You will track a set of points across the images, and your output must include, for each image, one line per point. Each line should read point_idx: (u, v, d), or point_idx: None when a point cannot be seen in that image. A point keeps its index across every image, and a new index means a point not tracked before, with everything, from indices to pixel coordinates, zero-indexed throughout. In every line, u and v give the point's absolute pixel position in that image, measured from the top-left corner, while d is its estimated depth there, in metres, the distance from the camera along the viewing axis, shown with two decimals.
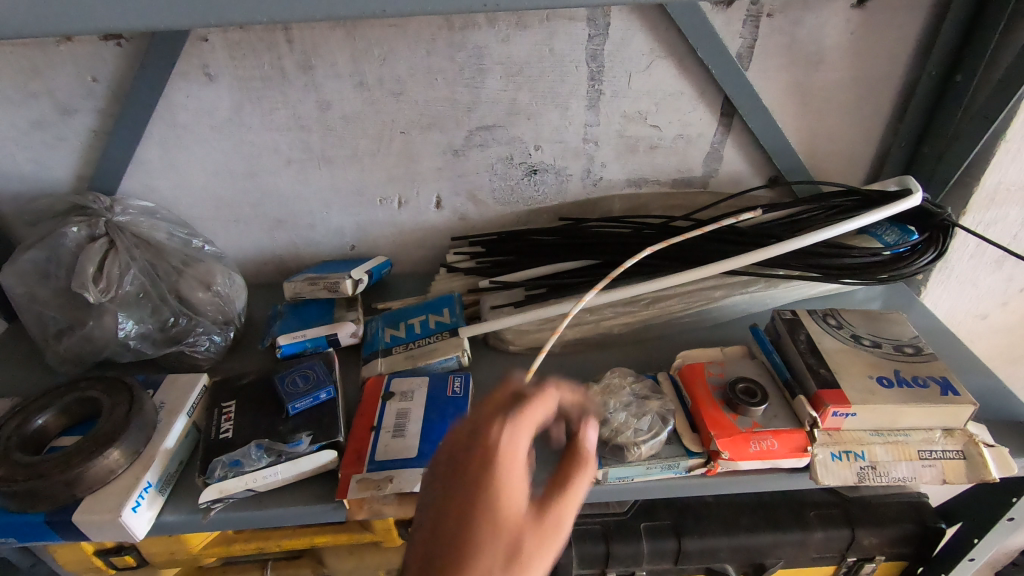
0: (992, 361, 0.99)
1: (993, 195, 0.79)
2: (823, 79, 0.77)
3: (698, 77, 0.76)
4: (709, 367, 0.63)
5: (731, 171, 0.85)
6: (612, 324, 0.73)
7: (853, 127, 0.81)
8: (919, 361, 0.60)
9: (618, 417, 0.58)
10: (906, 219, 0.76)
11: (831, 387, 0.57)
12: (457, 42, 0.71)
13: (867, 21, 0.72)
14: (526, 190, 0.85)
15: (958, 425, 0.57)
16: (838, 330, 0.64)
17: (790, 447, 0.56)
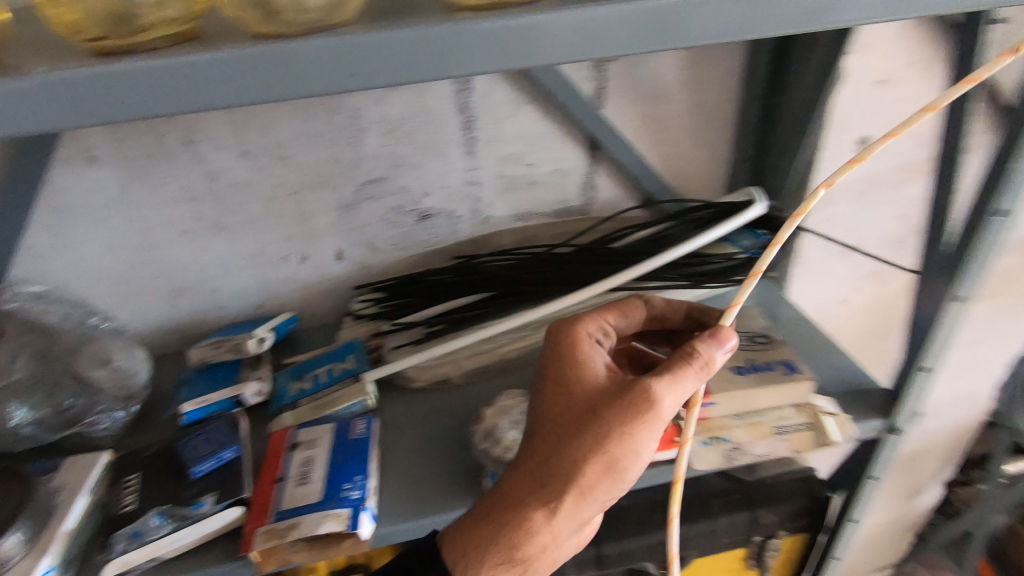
0: (864, 341, 1.10)
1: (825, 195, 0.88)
2: (669, 111, 0.86)
3: (560, 118, 0.84)
4: None
5: (606, 197, 0.93)
6: (507, 350, 0.78)
7: (705, 149, 0.91)
8: (768, 348, 0.68)
9: (509, 436, 0.63)
10: (756, 225, 0.85)
11: None
12: (334, 106, 0.77)
13: (696, 58, 0.82)
14: (420, 234, 0.90)
15: (804, 401, 0.64)
16: None
17: (661, 440, 0.62)
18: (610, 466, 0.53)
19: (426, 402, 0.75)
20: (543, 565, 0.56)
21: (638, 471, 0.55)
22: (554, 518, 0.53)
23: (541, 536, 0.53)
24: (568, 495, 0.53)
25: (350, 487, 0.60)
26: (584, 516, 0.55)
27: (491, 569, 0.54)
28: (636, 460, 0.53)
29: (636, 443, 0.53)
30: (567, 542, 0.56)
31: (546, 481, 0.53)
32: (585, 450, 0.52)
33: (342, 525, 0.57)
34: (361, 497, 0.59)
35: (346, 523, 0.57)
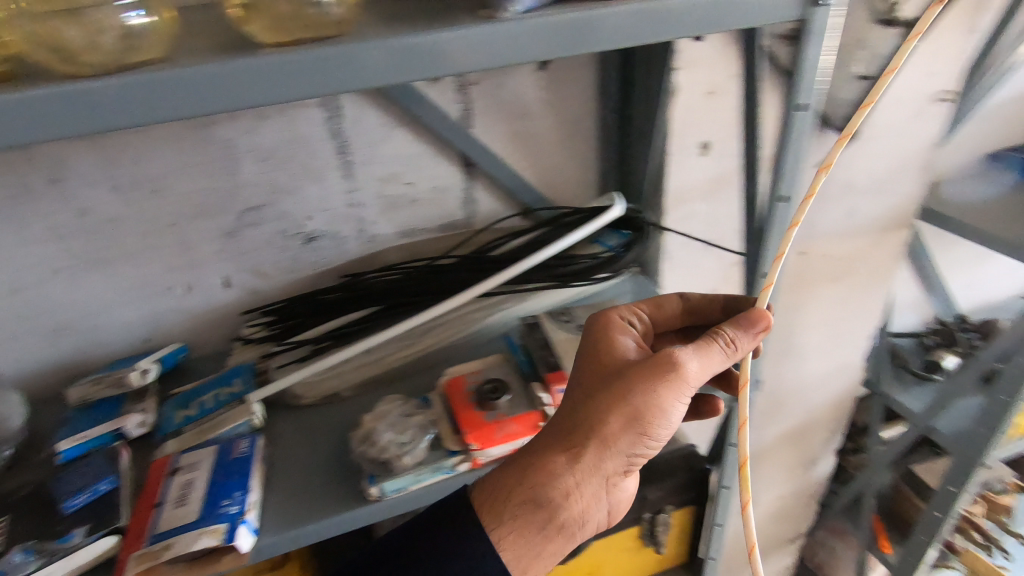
0: None
1: (680, 195, 0.97)
2: (534, 127, 0.94)
3: (432, 139, 0.90)
4: (467, 377, 0.74)
5: (487, 210, 0.99)
6: (392, 360, 0.81)
7: (573, 160, 0.99)
8: None
9: (384, 437, 0.66)
10: (619, 225, 0.93)
11: (556, 369, 0.71)
12: (204, 138, 0.79)
13: (552, 78, 0.90)
14: (308, 257, 0.93)
15: None
16: (566, 324, 0.78)
17: (528, 426, 0.67)
18: (635, 421, 0.59)
19: (315, 417, 0.77)
20: (565, 525, 0.59)
21: (664, 434, 0.60)
22: (576, 466, 0.59)
23: (564, 484, 0.58)
24: (593, 445, 0.59)
25: (229, 502, 0.61)
26: (607, 475, 0.60)
27: (514, 514, 0.58)
28: (659, 418, 0.59)
29: (657, 399, 0.59)
30: (590, 504, 0.60)
31: (574, 430, 0.60)
32: (608, 406, 0.60)
33: (218, 539, 0.58)
34: (239, 511, 0.61)
35: (221, 537, 0.58)
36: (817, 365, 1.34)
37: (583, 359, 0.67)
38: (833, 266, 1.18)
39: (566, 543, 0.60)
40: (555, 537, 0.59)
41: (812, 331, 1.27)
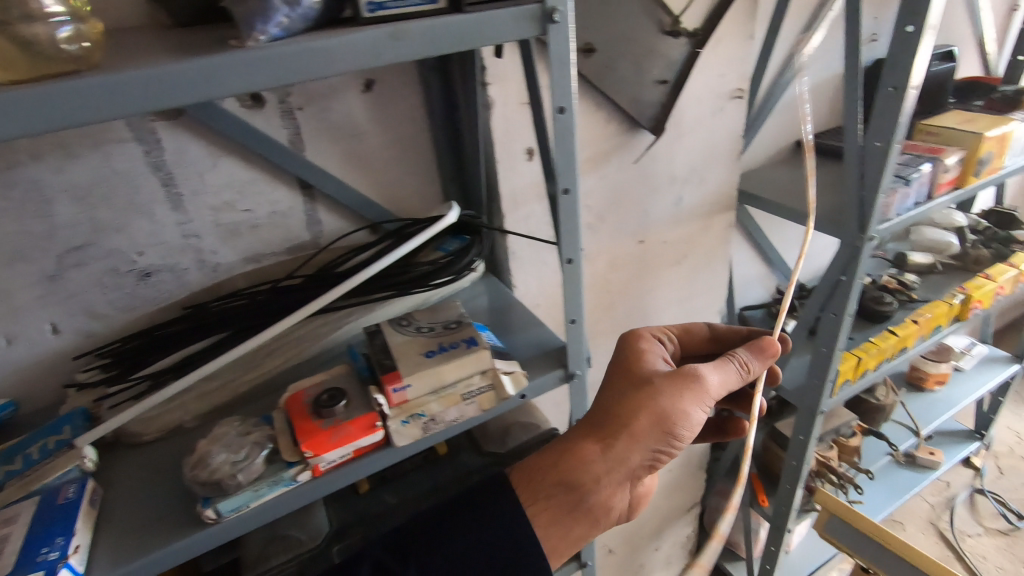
0: (600, 315, 1.29)
1: (515, 199, 1.05)
2: (368, 146, 0.98)
3: (265, 165, 0.92)
4: (307, 390, 0.76)
5: (334, 229, 1.02)
6: (237, 384, 0.82)
7: (413, 174, 1.04)
8: (456, 330, 0.81)
9: (217, 459, 0.67)
10: (459, 231, 0.98)
11: (391, 371, 0.74)
12: (7, 181, 0.76)
13: (377, 99, 0.95)
14: (146, 292, 0.91)
15: (487, 367, 0.76)
16: (404, 327, 0.82)
17: (363, 428, 0.70)
18: (661, 423, 0.76)
19: (158, 452, 0.77)
20: (592, 507, 0.75)
21: (682, 437, 0.77)
22: (604, 456, 0.75)
23: (596, 469, 0.75)
24: (622, 440, 0.75)
25: (48, 550, 0.60)
26: (631, 469, 0.76)
27: (548, 493, 0.75)
28: (680, 422, 0.76)
29: (679, 405, 0.76)
30: (614, 492, 0.76)
31: (608, 426, 0.77)
32: (639, 409, 0.76)
33: None
34: (59, 556, 0.59)
35: None
36: None
37: (614, 373, 0.84)
38: (672, 250, 1.30)
39: (592, 524, 0.76)
40: (582, 517, 0.75)
41: (665, 311, 1.39)
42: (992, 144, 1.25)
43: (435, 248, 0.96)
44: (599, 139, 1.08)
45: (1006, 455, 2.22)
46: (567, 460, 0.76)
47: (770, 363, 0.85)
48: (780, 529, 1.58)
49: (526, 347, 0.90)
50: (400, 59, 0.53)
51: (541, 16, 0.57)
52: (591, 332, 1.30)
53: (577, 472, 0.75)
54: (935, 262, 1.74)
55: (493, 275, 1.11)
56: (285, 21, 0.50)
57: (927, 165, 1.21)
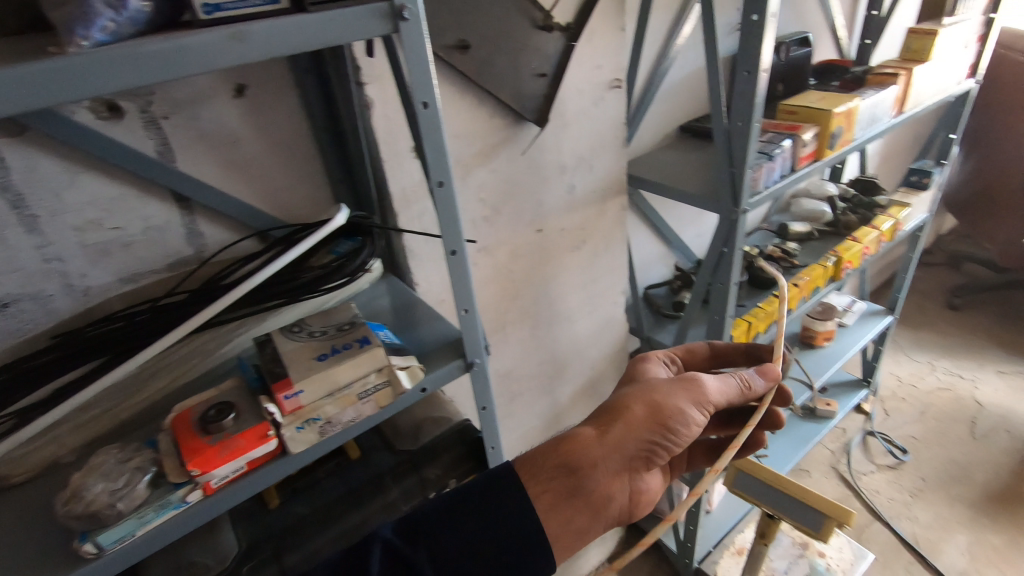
0: (508, 305, 1.32)
1: (407, 197, 1.05)
2: (247, 153, 0.95)
3: (132, 179, 0.87)
4: (195, 408, 0.74)
5: (218, 241, 0.98)
6: (118, 412, 0.77)
7: (299, 179, 1.02)
8: (349, 331, 0.81)
9: (94, 490, 0.63)
10: (351, 231, 0.97)
11: (282, 378, 0.72)
12: None
13: (251, 104, 0.92)
14: (6, 325, 0.84)
15: (382, 364, 0.77)
16: (296, 334, 0.81)
17: (255, 439, 0.69)
18: (657, 413, 0.78)
19: (30, 492, 0.71)
20: (591, 496, 0.74)
21: (679, 433, 0.78)
22: (602, 442, 0.77)
23: (593, 455, 0.76)
24: (619, 427, 0.77)
25: None
26: (627, 458, 0.77)
27: (547, 478, 0.74)
28: (676, 418, 0.78)
29: (676, 398, 0.79)
30: (612, 485, 0.76)
31: (608, 416, 0.79)
32: (639, 400, 0.79)
33: None
34: None
35: None
36: (585, 325, 1.53)
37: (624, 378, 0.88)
38: (570, 237, 1.35)
39: (590, 518, 0.74)
40: (582, 508, 0.73)
41: (570, 295, 1.44)
42: (841, 119, 1.38)
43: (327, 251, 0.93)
44: (486, 133, 1.10)
45: (889, 397, 2.47)
46: (567, 447, 0.76)
47: (770, 386, 0.86)
48: (699, 489, 1.68)
49: (425, 341, 0.90)
50: (235, 65, 0.52)
51: (392, 12, 0.57)
52: (499, 322, 1.33)
53: (576, 457, 0.75)
54: (811, 230, 1.91)
55: (392, 275, 1.12)
56: (111, 25, 0.48)
57: (787, 142, 1.34)
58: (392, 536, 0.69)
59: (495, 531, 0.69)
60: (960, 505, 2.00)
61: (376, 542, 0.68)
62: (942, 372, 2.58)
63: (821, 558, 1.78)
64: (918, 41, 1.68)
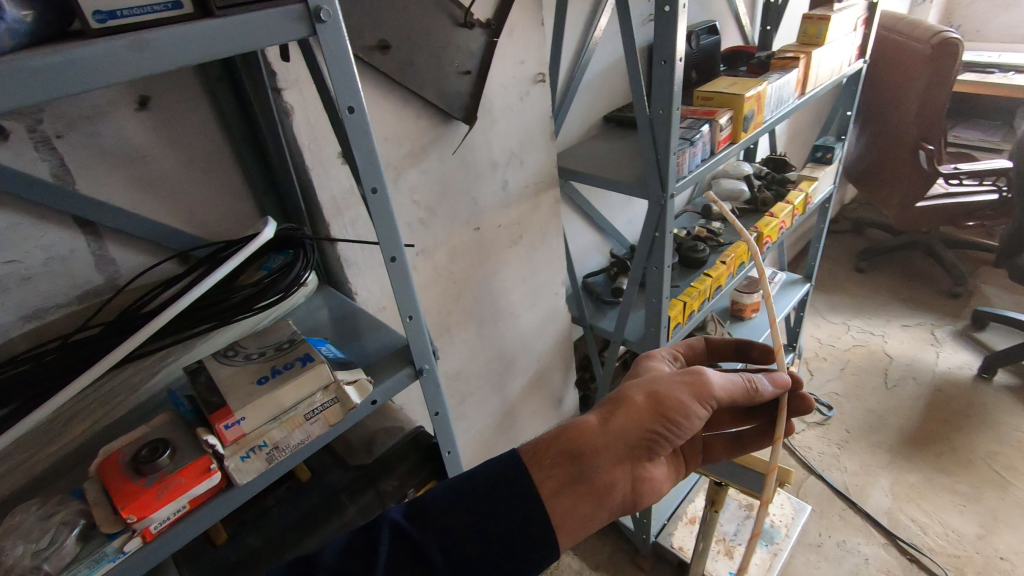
0: (450, 306, 1.31)
1: (337, 204, 1.01)
2: (158, 169, 0.88)
3: (25, 206, 0.79)
4: (124, 449, 0.68)
5: (133, 266, 0.91)
6: (34, 462, 0.71)
7: (219, 193, 0.96)
8: (289, 350, 0.77)
9: (16, 552, 0.59)
10: (281, 244, 0.92)
11: (221, 407, 0.68)
12: None
13: (157, 116, 0.85)
14: None
15: (328, 381, 0.74)
16: (232, 357, 0.77)
17: (196, 475, 0.65)
18: (659, 403, 0.74)
19: None
20: (593, 484, 0.70)
21: (681, 426, 0.74)
22: (603, 430, 0.73)
23: (596, 444, 0.72)
24: (620, 416, 0.74)
25: None
26: (629, 447, 0.73)
27: (552, 465, 0.71)
28: (678, 409, 0.74)
29: (677, 388, 0.75)
30: (614, 473, 0.72)
31: (613, 406, 0.76)
32: (642, 391, 0.76)
33: None
34: None
35: None
36: (529, 319, 1.54)
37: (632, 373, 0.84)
38: (507, 233, 1.36)
39: (593, 508, 0.69)
40: (586, 497, 0.69)
41: (512, 290, 1.44)
42: (751, 103, 1.46)
43: (257, 267, 0.88)
44: (415, 134, 1.08)
45: (813, 359, 2.66)
46: (569, 436, 0.73)
47: (781, 392, 0.80)
48: None
49: (371, 352, 0.88)
50: (136, 77, 0.48)
51: (308, 16, 0.55)
52: (444, 324, 1.31)
53: (578, 445, 0.72)
54: (732, 208, 2.01)
55: (327, 286, 1.08)
56: None
57: (706, 127, 1.40)
58: (400, 519, 0.66)
59: (512, 515, 0.66)
60: (881, 451, 2.18)
61: (385, 526, 0.65)
62: (855, 331, 2.80)
63: (765, 516, 1.90)
64: (813, 26, 1.80)
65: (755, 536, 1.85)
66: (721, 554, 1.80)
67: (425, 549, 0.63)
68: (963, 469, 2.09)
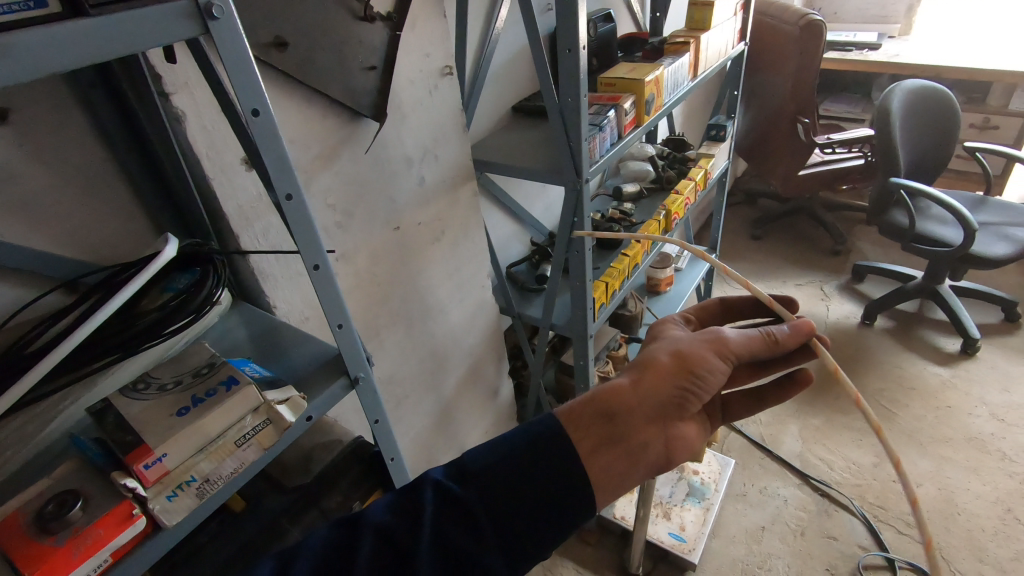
0: (376, 310, 1.27)
1: (245, 214, 0.95)
2: (31, 190, 0.78)
3: None
4: (23, 508, 0.60)
5: (11, 301, 0.80)
6: None
7: (108, 212, 0.87)
8: (210, 376, 0.72)
9: None
10: (185, 262, 0.84)
11: (137, 446, 0.62)
12: None
13: (24, 130, 0.75)
14: None
15: (257, 404, 0.69)
16: (143, 391, 0.70)
17: (117, 523, 0.59)
18: (683, 361, 0.73)
19: None
20: (628, 444, 0.69)
21: (707, 381, 0.73)
22: (634, 389, 0.72)
23: (630, 403, 0.71)
24: (649, 375, 0.73)
25: None
26: (661, 406, 0.72)
27: (589, 425, 0.70)
28: (702, 365, 0.72)
29: (699, 345, 0.74)
30: (648, 431, 0.71)
31: (640, 367, 0.75)
32: (667, 351, 0.75)
33: None
34: None
35: None
36: (458, 314, 1.52)
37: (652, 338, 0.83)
38: (428, 229, 1.33)
39: (630, 467, 0.69)
40: (620, 456, 0.68)
41: (439, 287, 1.43)
42: (651, 87, 1.53)
43: (163, 289, 0.81)
44: (323, 135, 1.03)
45: None
46: (602, 397, 0.72)
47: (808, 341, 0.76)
48: None
49: (299, 367, 0.84)
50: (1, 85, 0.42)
51: (198, 12, 0.51)
52: (371, 329, 1.27)
53: (613, 406, 0.71)
54: (641, 189, 2.10)
55: (241, 302, 1.01)
56: None
57: (611, 112, 1.45)
58: (443, 479, 0.67)
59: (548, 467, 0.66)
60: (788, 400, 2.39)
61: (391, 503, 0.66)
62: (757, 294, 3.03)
63: (695, 475, 2.03)
64: (699, 12, 1.90)
65: (688, 496, 1.96)
66: (660, 516, 1.90)
67: (470, 507, 0.64)
68: (858, 407, 2.33)
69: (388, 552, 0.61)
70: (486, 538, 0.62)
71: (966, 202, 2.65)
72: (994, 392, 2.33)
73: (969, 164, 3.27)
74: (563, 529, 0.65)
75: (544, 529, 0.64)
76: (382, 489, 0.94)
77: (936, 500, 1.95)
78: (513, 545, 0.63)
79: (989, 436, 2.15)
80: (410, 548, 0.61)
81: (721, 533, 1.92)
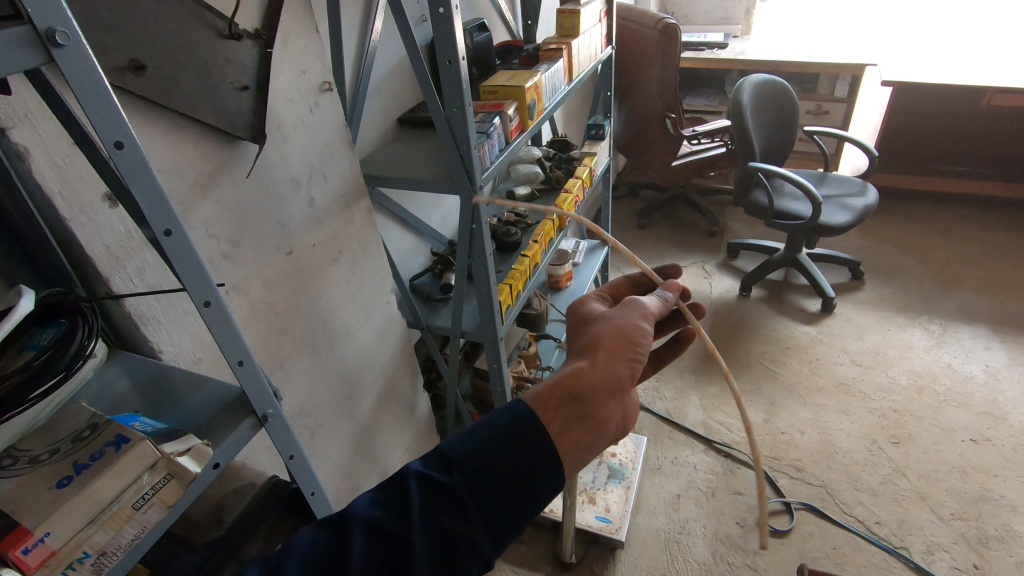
0: (276, 342, 1.20)
1: (114, 254, 0.86)
2: None
3: None
4: None
5: None
6: None
7: None
8: (96, 437, 0.65)
9: None
10: (44, 316, 0.74)
11: (13, 531, 0.56)
12: None
13: None
14: None
15: (154, 460, 0.63)
16: (11, 467, 0.63)
17: None
18: (624, 335, 0.79)
19: None
20: (594, 418, 0.73)
21: (645, 349, 0.80)
22: (592, 367, 0.75)
23: (592, 380, 0.74)
24: (602, 352, 0.77)
25: None
26: (617, 378, 0.76)
27: (557, 406, 0.72)
28: (639, 335, 0.80)
29: (632, 320, 0.82)
30: (608, 404, 0.75)
31: (588, 345, 0.79)
32: (606, 327, 0.80)
33: None
34: None
35: None
36: (365, 333, 1.48)
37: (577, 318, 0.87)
38: (325, 249, 1.29)
39: (597, 439, 0.73)
40: (587, 430, 0.72)
41: (341, 308, 1.38)
42: (531, 92, 1.59)
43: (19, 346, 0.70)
44: (196, 161, 0.96)
45: None
46: (564, 377, 0.74)
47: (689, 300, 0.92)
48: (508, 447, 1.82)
49: (196, 412, 0.78)
50: None
51: (40, 39, 0.46)
52: (273, 361, 1.20)
53: (577, 384, 0.73)
54: (532, 191, 2.17)
55: (120, 351, 0.91)
56: None
57: (496, 120, 1.49)
58: (425, 469, 0.67)
59: (530, 451, 0.67)
60: (687, 374, 2.58)
61: (320, 541, 0.62)
62: None
63: (614, 458, 2.13)
64: (567, 20, 1.98)
65: (610, 478, 2.05)
66: (586, 502, 1.97)
67: (456, 491, 0.65)
68: (746, 371, 2.57)
69: (383, 548, 0.61)
70: (476, 522, 0.64)
71: (812, 179, 3.02)
72: (852, 342, 2.67)
73: (809, 146, 3.72)
74: (538, 503, 0.68)
75: (524, 506, 0.66)
76: (304, 526, 0.90)
77: (816, 443, 2.21)
78: (499, 524, 0.65)
79: (852, 380, 2.47)
80: (405, 540, 0.62)
81: (643, 508, 2.03)
